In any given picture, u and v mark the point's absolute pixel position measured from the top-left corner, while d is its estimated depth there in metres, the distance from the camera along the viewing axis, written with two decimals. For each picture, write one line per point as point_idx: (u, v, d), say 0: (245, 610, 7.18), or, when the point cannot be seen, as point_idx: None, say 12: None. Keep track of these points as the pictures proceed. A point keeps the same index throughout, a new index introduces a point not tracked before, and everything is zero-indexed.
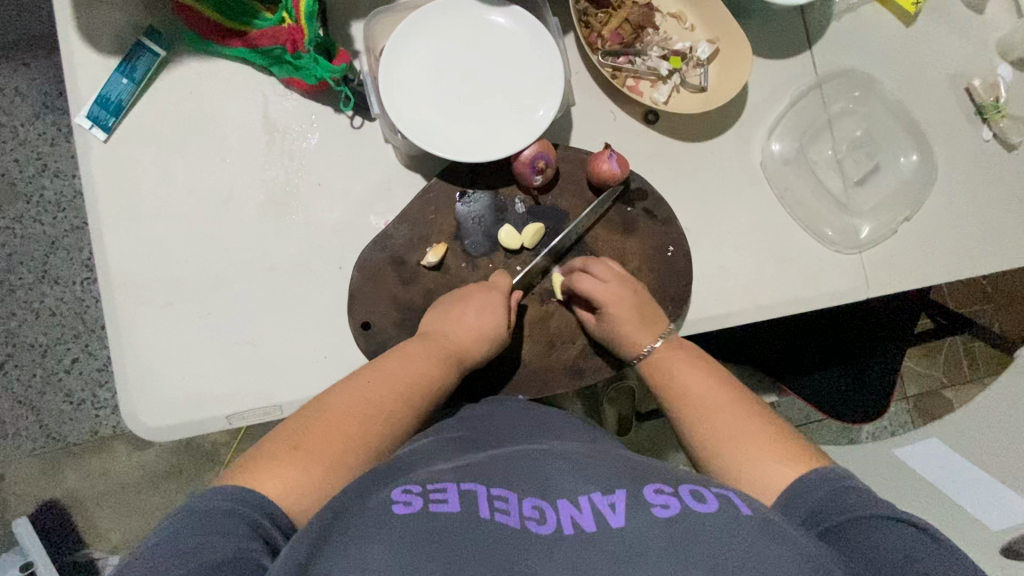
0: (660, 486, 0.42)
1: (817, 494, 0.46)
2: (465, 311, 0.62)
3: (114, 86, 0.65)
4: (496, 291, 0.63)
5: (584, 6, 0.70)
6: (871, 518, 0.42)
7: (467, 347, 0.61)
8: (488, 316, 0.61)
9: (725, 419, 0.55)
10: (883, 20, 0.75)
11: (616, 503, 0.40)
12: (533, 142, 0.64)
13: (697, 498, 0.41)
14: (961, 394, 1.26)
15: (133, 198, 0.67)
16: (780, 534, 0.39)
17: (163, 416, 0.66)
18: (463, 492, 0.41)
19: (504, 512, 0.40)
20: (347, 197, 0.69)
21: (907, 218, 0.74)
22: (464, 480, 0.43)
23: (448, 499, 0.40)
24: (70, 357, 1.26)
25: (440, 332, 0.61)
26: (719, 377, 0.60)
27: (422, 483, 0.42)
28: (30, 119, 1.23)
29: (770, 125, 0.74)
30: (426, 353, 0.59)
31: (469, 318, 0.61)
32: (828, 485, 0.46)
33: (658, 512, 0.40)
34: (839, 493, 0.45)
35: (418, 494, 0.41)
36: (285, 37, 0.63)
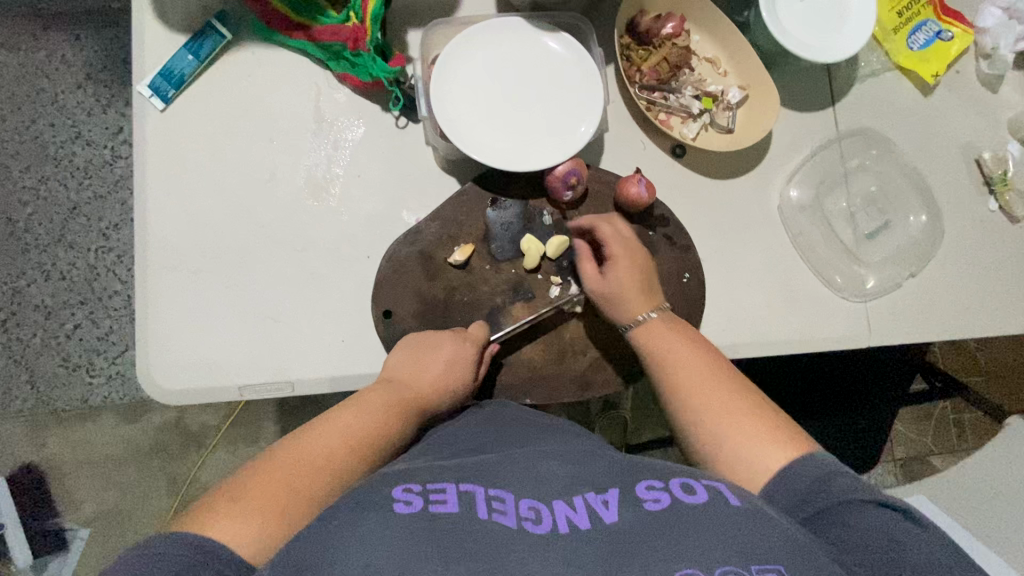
0: (650, 482, 0.44)
1: (801, 482, 0.48)
2: (437, 355, 0.62)
3: (178, 61, 0.69)
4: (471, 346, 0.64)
5: (627, 40, 0.74)
6: (860, 504, 0.46)
7: (432, 398, 0.60)
8: (462, 359, 0.62)
9: (720, 398, 0.56)
10: (903, 88, 0.80)
11: (609, 500, 0.42)
12: (568, 159, 0.67)
13: (686, 491, 0.43)
14: (948, 462, 1.28)
15: (178, 169, 0.70)
16: (767, 520, 0.41)
17: (177, 380, 0.67)
18: (461, 493, 0.42)
19: (501, 513, 0.41)
20: (384, 191, 0.71)
21: (912, 274, 0.77)
22: (461, 480, 0.44)
23: (447, 500, 0.41)
24: (73, 321, 1.27)
25: (407, 380, 0.61)
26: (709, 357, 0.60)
27: (422, 484, 0.43)
28: (72, 87, 1.27)
29: (790, 172, 0.77)
30: (390, 400, 0.58)
31: (441, 361, 0.62)
32: (813, 472, 0.48)
33: (650, 505, 0.41)
34: (825, 479, 0.48)
35: (418, 494, 0.41)
36: (346, 35, 0.67)
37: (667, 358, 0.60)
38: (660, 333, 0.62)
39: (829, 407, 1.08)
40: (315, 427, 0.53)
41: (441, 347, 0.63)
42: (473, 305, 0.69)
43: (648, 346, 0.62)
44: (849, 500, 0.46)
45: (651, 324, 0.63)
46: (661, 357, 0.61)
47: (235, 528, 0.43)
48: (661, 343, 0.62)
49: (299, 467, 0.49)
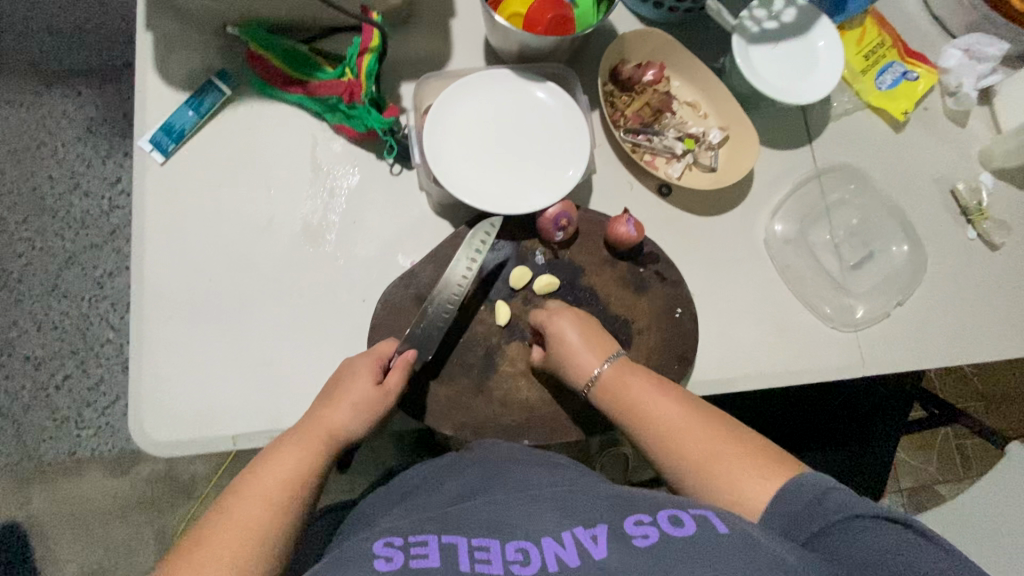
0: (639, 516, 0.44)
1: (790, 508, 0.48)
2: (343, 394, 0.60)
3: (180, 117, 0.72)
4: (369, 360, 0.62)
5: (611, 88, 0.78)
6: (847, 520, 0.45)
7: (344, 422, 0.59)
8: (366, 388, 0.60)
9: (693, 437, 0.56)
10: (874, 125, 0.84)
11: (598, 536, 0.43)
12: (558, 201, 0.69)
13: (674, 523, 0.43)
14: (954, 491, 1.26)
15: (177, 219, 0.71)
16: (759, 550, 0.41)
17: (170, 431, 0.66)
18: (444, 546, 0.44)
19: (485, 562, 0.42)
20: (379, 235, 0.73)
21: (899, 303, 0.79)
22: (445, 531, 0.45)
23: (429, 554, 0.43)
24: (64, 372, 1.26)
25: (315, 416, 0.59)
26: (674, 394, 0.60)
27: (405, 536, 0.45)
28: (72, 140, 1.31)
29: (773, 207, 0.80)
30: (300, 442, 0.56)
31: (348, 398, 0.60)
32: (798, 497, 0.48)
33: (638, 542, 0.42)
34: (814, 503, 0.47)
35: (399, 549, 0.43)
36: (342, 88, 0.70)
37: (638, 402, 0.60)
38: (623, 377, 0.62)
39: (830, 438, 1.08)
40: (221, 507, 0.51)
41: (343, 385, 0.61)
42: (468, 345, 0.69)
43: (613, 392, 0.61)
44: (841, 519, 0.45)
45: (609, 374, 0.62)
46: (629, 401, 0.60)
47: None
48: (631, 389, 0.61)
49: (206, 554, 0.48)
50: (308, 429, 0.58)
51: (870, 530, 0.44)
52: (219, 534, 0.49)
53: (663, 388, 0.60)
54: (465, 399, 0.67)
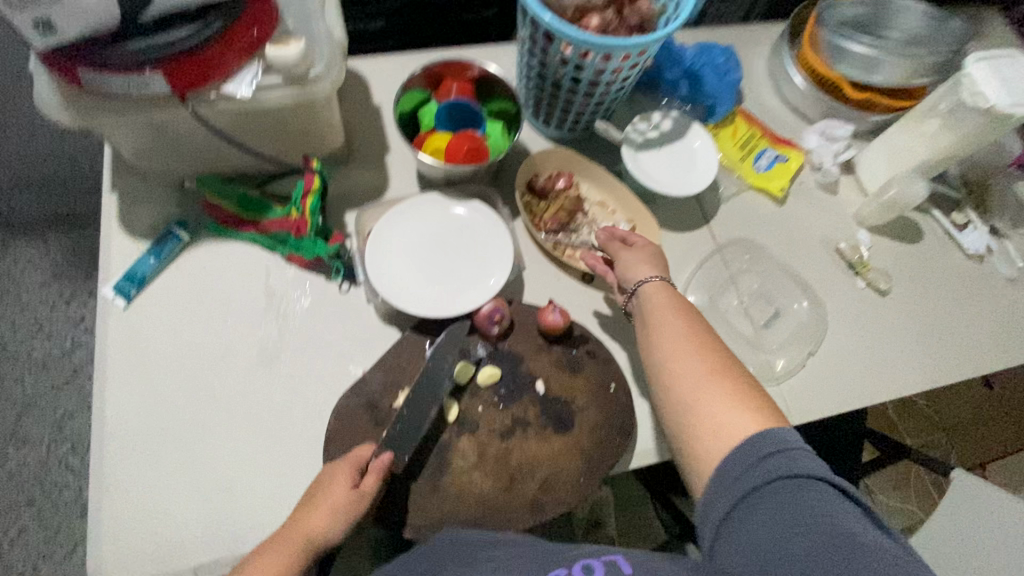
0: (557, 570, 0.55)
1: (734, 477, 0.56)
2: (321, 499, 0.64)
3: (141, 264, 0.79)
4: (347, 464, 0.66)
5: (528, 198, 0.90)
6: (779, 483, 0.54)
7: (321, 529, 0.62)
8: (342, 493, 0.64)
9: (691, 360, 0.66)
10: (759, 202, 0.98)
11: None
12: (489, 300, 0.77)
13: (586, 572, 0.54)
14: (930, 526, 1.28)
15: (138, 357, 0.76)
16: None
17: (128, 571, 0.66)
18: None
19: None
20: (331, 349, 0.79)
21: (811, 353, 0.88)
22: None
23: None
24: (17, 525, 1.21)
25: (295, 522, 0.63)
26: (687, 321, 0.70)
27: None
28: (37, 287, 1.36)
29: (685, 281, 0.90)
30: (278, 551, 0.60)
31: (325, 504, 0.63)
32: (746, 465, 0.56)
33: None
34: (754, 464, 0.55)
35: None
36: (291, 225, 0.80)
37: (661, 320, 0.71)
38: (661, 304, 0.72)
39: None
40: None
41: (323, 489, 0.65)
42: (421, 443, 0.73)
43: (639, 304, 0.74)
44: (794, 531, 0.50)
45: (649, 289, 0.74)
46: (652, 314, 0.72)
47: None
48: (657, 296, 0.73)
49: None
50: (288, 535, 0.62)
51: (802, 493, 0.52)
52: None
53: (701, 341, 0.68)
54: (421, 498, 0.70)
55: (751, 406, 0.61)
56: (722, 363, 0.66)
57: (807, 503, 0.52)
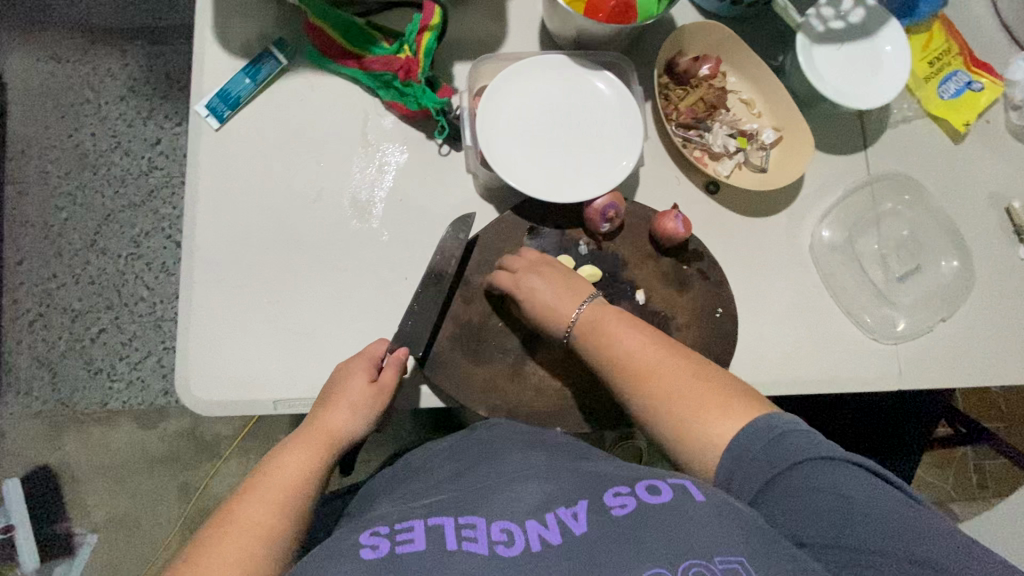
0: (617, 488, 0.49)
1: (752, 451, 0.50)
2: (339, 398, 0.62)
3: (236, 84, 0.72)
4: (361, 360, 0.64)
5: (666, 80, 0.77)
6: (810, 459, 0.47)
7: (340, 425, 0.61)
8: (365, 389, 0.62)
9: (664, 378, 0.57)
10: (933, 134, 0.82)
11: (579, 512, 0.47)
12: (606, 193, 0.68)
13: (651, 492, 0.48)
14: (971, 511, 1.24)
15: (227, 185, 0.72)
16: (730, 510, 0.46)
17: (212, 392, 0.68)
18: (429, 527, 0.47)
19: (472, 539, 0.46)
20: (423, 215, 0.74)
21: (943, 319, 0.77)
22: (430, 514, 0.48)
23: (414, 538, 0.46)
24: (99, 326, 1.30)
25: (311, 421, 0.61)
26: (644, 330, 0.61)
27: (389, 525, 0.48)
28: (115, 100, 1.33)
29: (822, 213, 0.78)
30: (296, 447, 0.58)
31: (342, 400, 0.61)
32: (763, 441, 0.50)
33: (617, 512, 0.47)
34: (775, 439, 0.49)
35: (385, 537, 0.46)
36: (397, 66, 0.70)
37: (606, 332, 0.61)
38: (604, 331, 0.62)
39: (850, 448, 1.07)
40: (226, 512, 0.52)
41: (341, 388, 0.62)
42: (506, 330, 0.69)
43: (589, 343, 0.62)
44: (832, 502, 0.46)
45: (584, 320, 0.63)
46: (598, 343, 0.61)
47: None
48: (603, 326, 0.62)
49: (211, 556, 0.48)
50: (309, 436, 0.59)
51: (834, 468, 0.47)
52: (229, 534, 0.50)
53: (643, 335, 0.61)
54: (501, 382, 0.68)
55: (727, 400, 0.54)
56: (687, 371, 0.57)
57: (842, 481, 0.46)
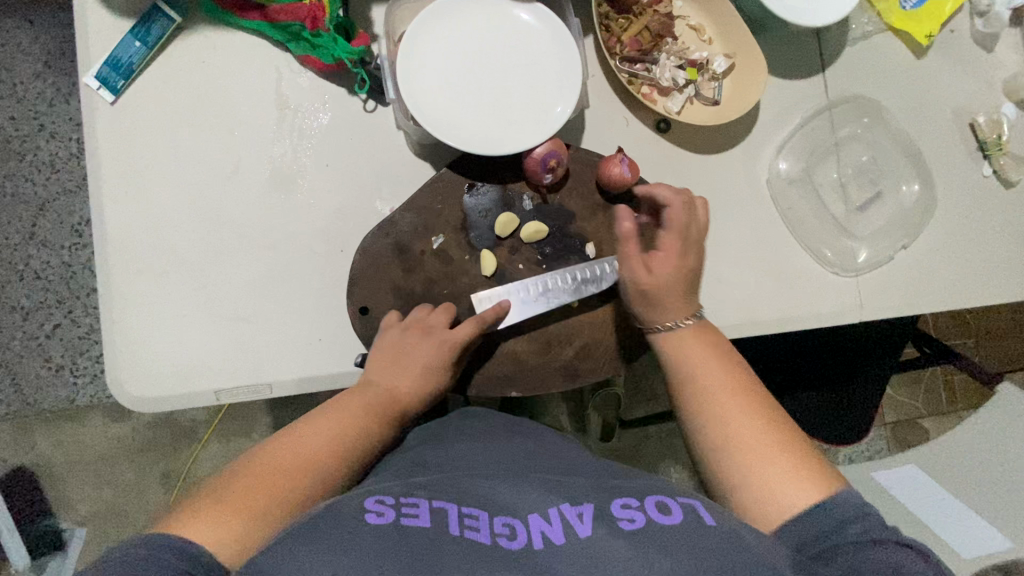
0: (627, 501, 0.47)
1: (812, 528, 0.47)
2: (406, 358, 0.60)
3: (126, 48, 0.64)
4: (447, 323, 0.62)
5: (606, 10, 0.71)
6: (865, 542, 0.44)
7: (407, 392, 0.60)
8: (434, 356, 0.60)
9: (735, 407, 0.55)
10: (895, 50, 0.77)
11: (583, 515, 0.45)
12: (547, 140, 0.63)
13: (662, 511, 0.45)
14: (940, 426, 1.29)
15: (137, 164, 0.66)
16: (740, 539, 0.43)
17: (150, 387, 0.64)
18: (435, 509, 0.45)
19: (473, 528, 0.43)
20: (355, 181, 0.68)
21: (904, 246, 0.75)
22: (435, 498, 0.47)
23: (419, 515, 0.44)
24: (52, 321, 1.24)
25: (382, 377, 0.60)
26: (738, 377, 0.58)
27: (396, 498, 0.46)
28: (30, 77, 1.21)
29: (779, 144, 0.74)
30: (363, 402, 0.57)
31: (418, 362, 0.60)
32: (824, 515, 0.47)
33: (624, 523, 0.44)
34: (840, 525, 0.46)
35: (391, 507, 0.44)
36: (305, 14, 0.63)
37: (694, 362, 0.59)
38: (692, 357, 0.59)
39: (822, 380, 1.08)
40: (275, 443, 0.52)
41: (406, 350, 0.60)
42: (453, 297, 0.66)
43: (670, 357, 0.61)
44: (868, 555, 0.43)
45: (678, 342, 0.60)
46: (684, 364, 0.59)
47: (205, 536, 0.42)
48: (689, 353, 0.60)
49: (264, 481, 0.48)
50: (367, 395, 0.58)
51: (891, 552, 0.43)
52: (272, 463, 0.50)
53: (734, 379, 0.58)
54: None
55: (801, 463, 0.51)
56: (766, 408, 0.55)
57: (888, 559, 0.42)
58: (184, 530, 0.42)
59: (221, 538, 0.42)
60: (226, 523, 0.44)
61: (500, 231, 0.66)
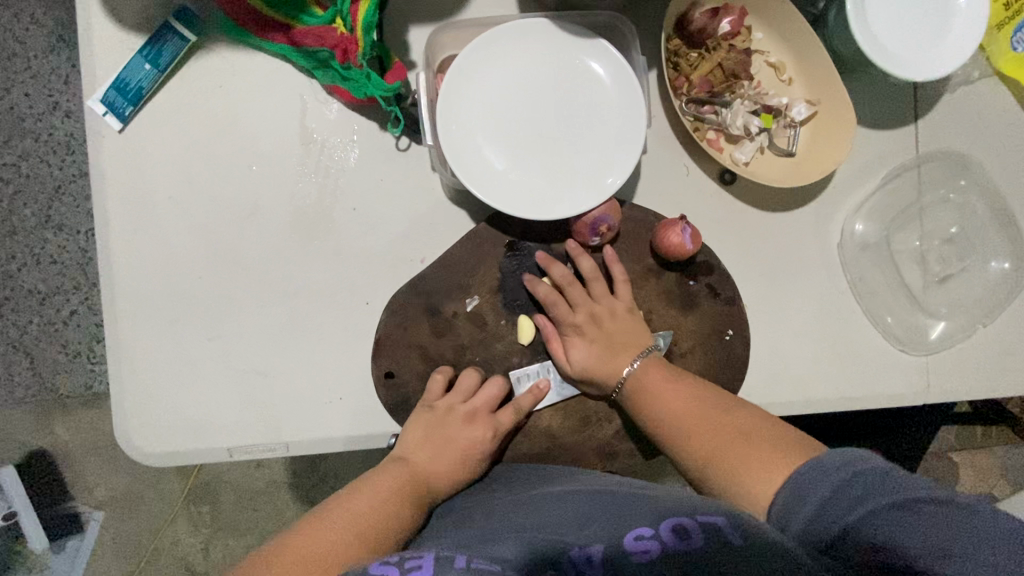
0: (639, 530, 0.44)
1: (819, 491, 0.42)
2: (450, 438, 0.56)
3: (135, 71, 0.58)
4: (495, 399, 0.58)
5: (676, 44, 0.61)
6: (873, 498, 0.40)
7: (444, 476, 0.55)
8: (478, 436, 0.57)
9: (697, 417, 0.52)
10: (1001, 99, 0.67)
11: (594, 555, 0.42)
12: (601, 203, 0.55)
13: (678, 535, 0.42)
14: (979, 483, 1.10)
15: (149, 197, 0.61)
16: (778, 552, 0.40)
17: (159, 441, 0.61)
18: (440, 559, 0.40)
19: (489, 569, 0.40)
20: (383, 227, 0.62)
21: (985, 325, 0.67)
22: (441, 551, 0.42)
23: (424, 565, 0.39)
24: (68, 309, 1.21)
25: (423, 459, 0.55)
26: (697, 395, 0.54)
27: (398, 555, 0.41)
28: (46, 52, 1.15)
29: (856, 203, 0.66)
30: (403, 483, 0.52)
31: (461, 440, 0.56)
32: (833, 473, 0.42)
33: (639, 557, 0.41)
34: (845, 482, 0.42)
35: (395, 564, 0.39)
36: (333, 42, 0.56)
37: (651, 395, 0.55)
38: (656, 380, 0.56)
39: (876, 428, 0.99)
40: (309, 527, 0.46)
41: (451, 429, 0.56)
42: (485, 365, 0.60)
43: (633, 391, 0.56)
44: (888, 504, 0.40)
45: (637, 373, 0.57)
46: (649, 396, 0.55)
47: None
48: (647, 385, 0.56)
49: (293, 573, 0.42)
50: (406, 473, 0.53)
51: (922, 517, 0.39)
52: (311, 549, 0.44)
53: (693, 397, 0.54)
54: None
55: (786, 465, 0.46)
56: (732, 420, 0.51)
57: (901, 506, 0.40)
58: None
59: None
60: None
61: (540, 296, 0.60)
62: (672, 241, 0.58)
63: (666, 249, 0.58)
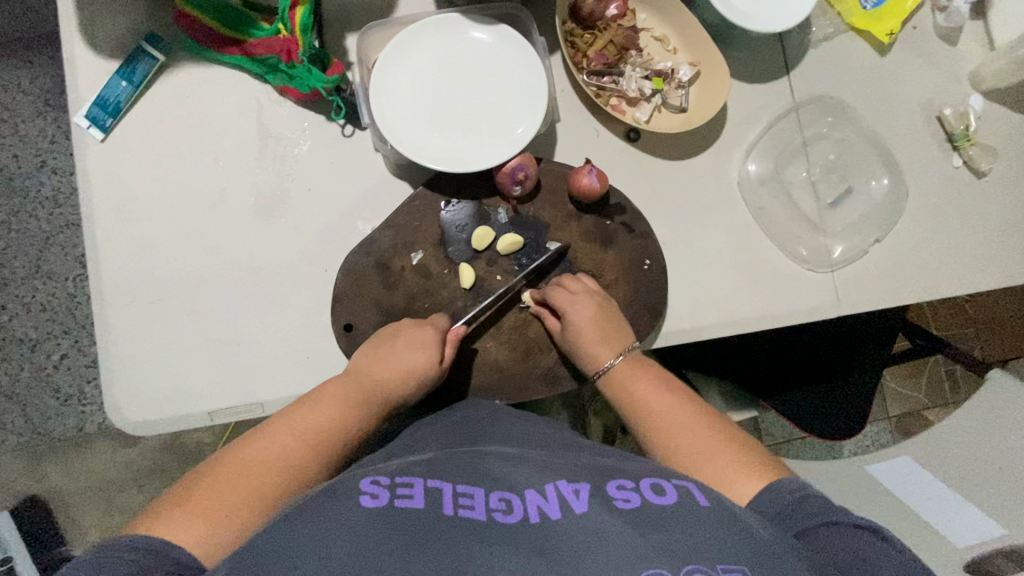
0: (622, 482, 0.45)
1: (773, 507, 0.48)
2: (392, 358, 0.61)
3: (113, 88, 0.68)
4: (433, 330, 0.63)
5: (571, 27, 0.73)
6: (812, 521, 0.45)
7: (391, 386, 0.60)
8: (418, 356, 0.61)
9: (664, 404, 0.60)
10: (860, 49, 0.78)
11: (580, 491, 0.43)
12: (516, 154, 0.65)
13: (656, 492, 0.44)
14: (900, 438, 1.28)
15: (128, 197, 0.69)
16: (736, 525, 0.41)
17: (146, 412, 0.67)
18: (428, 489, 0.42)
19: (468, 508, 0.41)
20: (336, 202, 0.71)
21: (877, 240, 0.76)
22: (430, 477, 0.44)
23: (414, 495, 0.41)
24: (59, 352, 1.25)
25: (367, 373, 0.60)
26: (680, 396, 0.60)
27: (390, 478, 0.43)
28: (32, 116, 1.24)
29: (747, 147, 0.76)
30: (346, 396, 0.58)
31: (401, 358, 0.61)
32: (786, 495, 0.48)
33: (620, 505, 0.42)
34: (798, 502, 0.47)
35: (385, 488, 0.41)
36: (280, 47, 0.66)
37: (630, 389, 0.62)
38: (633, 375, 0.63)
39: (826, 372, 1.06)
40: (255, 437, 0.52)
41: (394, 350, 0.61)
42: (434, 310, 0.68)
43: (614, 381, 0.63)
44: (820, 521, 0.45)
45: (619, 369, 0.63)
46: (629, 390, 0.62)
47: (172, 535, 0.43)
48: (630, 381, 0.62)
49: (234, 475, 0.48)
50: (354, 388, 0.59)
51: (858, 540, 0.43)
52: (259, 454, 0.50)
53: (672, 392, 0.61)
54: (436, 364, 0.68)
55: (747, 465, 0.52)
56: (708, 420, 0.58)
57: (827, 525, 0.45)
58: (159, 526, 0.43)
59: (193, 537, 0.43)
60: (211, 524, 0.44)
61: (476, 244, 0.68)
62: (584, 183, 0.67)
63: (581, 191, 0.67)
